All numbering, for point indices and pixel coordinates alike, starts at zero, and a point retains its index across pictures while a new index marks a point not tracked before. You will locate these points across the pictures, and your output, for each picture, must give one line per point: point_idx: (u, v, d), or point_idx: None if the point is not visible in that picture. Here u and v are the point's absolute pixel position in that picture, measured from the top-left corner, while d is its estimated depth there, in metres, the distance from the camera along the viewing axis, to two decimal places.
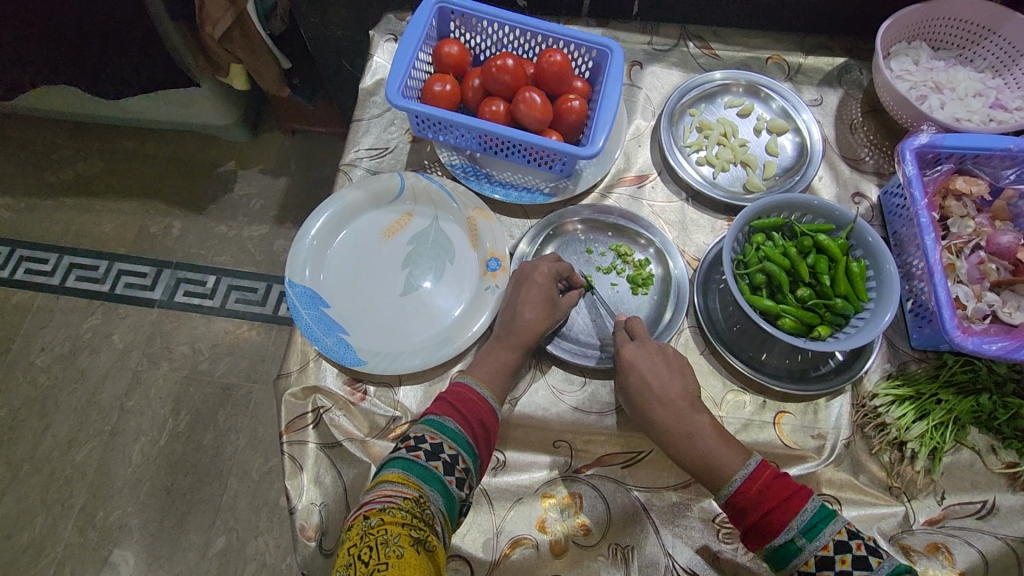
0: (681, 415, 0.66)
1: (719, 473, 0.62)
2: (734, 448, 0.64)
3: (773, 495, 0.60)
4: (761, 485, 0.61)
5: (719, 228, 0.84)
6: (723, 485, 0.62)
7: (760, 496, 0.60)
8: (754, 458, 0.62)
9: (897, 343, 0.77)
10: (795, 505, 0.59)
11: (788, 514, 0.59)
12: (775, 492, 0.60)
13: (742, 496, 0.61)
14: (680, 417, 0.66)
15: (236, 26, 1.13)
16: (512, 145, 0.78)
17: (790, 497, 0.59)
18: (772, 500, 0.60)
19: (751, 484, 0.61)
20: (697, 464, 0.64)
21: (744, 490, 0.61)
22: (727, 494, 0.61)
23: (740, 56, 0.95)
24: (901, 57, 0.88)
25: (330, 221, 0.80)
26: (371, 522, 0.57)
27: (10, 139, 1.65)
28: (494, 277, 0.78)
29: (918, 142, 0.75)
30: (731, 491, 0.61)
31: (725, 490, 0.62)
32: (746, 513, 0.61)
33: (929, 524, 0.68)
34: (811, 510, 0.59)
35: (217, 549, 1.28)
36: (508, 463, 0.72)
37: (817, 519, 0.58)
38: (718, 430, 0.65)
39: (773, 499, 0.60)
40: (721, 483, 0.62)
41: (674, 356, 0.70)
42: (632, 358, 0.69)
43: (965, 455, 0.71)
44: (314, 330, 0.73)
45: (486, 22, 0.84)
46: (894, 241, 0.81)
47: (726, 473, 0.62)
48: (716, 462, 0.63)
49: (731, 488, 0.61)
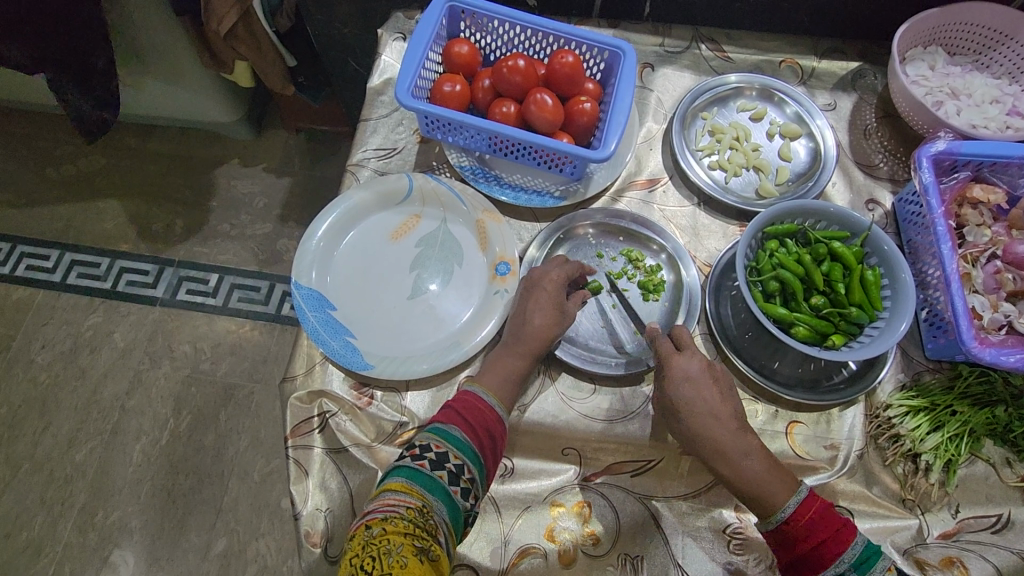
0: (735, 437, 0.64)
1: (772, 500, 0.61)
2: (784, 475, 0.63)
3: (826, 527, 0.60)
4: (815, 515, 0.60)
5: (731, 234, 0.83)
6: (774, 513, 0.61)
7: (812, 527, 0.60)
8: (804, 487, 0.62)
9: (911, 352, 0.76)
10: (846, 538, 0.59)
11: (840, 547, 0.59)
12: (828, 524, 0.60)
13: (795, 526, 0.60)
14: (736, 438, 0.64)
15: (241, 23, 1.12)
16: (523, 147, 0.77)
17: (841, 530, 0.60)
18: (824, 531, 0.60)
19: (805, 514, 0.60)
20: (754, 488, 0.62)
21: (797, 519, 0.60)
22: (779, 521, 0.61)
23: (752, 59, 0.94)
24: (917, 62, 0.87)
25: (337, 222, 0.79)
26: (373, 532, 0.56)
27: (12, 134, 1.64)
28: (503, 281, 0.77)
29: (935, 149, 0.74)
30: (784, 518, 0.60)
31: (777, 518, 0.61)
32: (797, 542, 0.60)
33: (944, 538, 0.67)
34: (860, 544, 0.59)
35: (218, 551, 1.27)
36: (516, 471, 0.71)
37: (868, 553, 0.59)
38: (766, 455, 0.64)
39: (826, 531, 0.60)
40: (772, 509, 0.61)
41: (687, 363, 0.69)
42: (684, 369, 0.67)
43: (980, 468, 0.70)
44: (321, 333, 0.72)
45: (496, 22, 0.83)
46: (908, 249, 0.80)
47: (778, 500, 0.61)
48: (768, 488, 0.62)
49: (781, 517, 0.61)
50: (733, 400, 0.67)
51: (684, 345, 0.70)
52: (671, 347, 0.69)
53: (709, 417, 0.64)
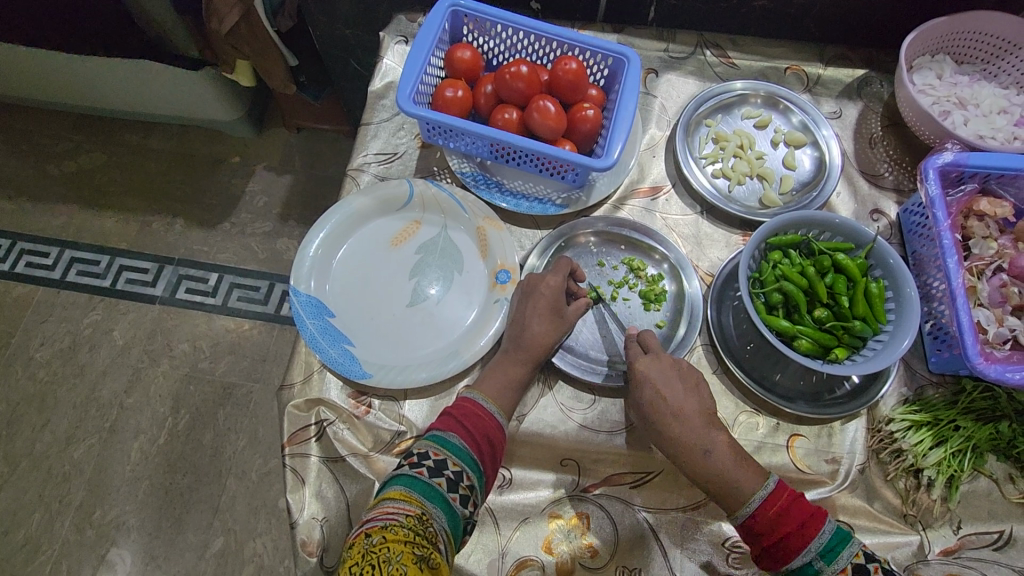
0: (698, 430, 0.64)
1: (737, 493, 0.61)
2: (750, 468, 0.62)
3: (791, 518, 0.59)
4: (779, 506, 0.59)
5: (733, 243, 0.82)
6: (740, 506, 0.60)
7: (780, 517, 0.59)
8: (773, 478, 0.61)
9: (914, 366, 0.75)
10: (812, 528, 0.58)
11: (806, 537, 0.58)
12: (794, 515, 0.59)
13: (760, 518, 0.59)
14: (698, 431, 0.64)
15: (243, 23, 1.11)
16: (524, 155, 0.76)
17: (807, 519, 0.58)
18: (790, 522, 0.59)
19: (769, 505, 0.59)
20: (717, 482, 0.62)
21: (762, 512, 0.59)
22: (745, 515, 0.60)
23: (758, 65, 0.93)
24: (924, 71, 0.86)
25: (337, 228, 0.79)
26: (373, 540, 0.55)
27: (12, 130, 1.63)
28: (503, 290, 0.76)
29: (942, 160, 0.73)
30: (749, 512, 0.60)
31: (742, 511, 0.60)
32: (763, 534, 0.59)
33: (945, 554, 0.66)
34: (828, 533, 0.58)
35: (214, 550, 1.26)
36: (514, 481, 0.70)
37: (835, 541, 0.58)
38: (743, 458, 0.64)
39: (792, 521, 0.58)
40: (739, 504, 0.61)
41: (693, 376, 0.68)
42: (646, 371, 0.67)
43: (982, 483, 0.69)
44: (319, 340, 0.72)
45: (500, 27, 0.82)
46: (913, 261, 0.79)
47: (744, 493, 0.61)
48: (734, 481, 0.61)
49: (750, 508, 0.60)
50: (698, 393, 0.67)
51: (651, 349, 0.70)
52: (638, 349, 0.70)
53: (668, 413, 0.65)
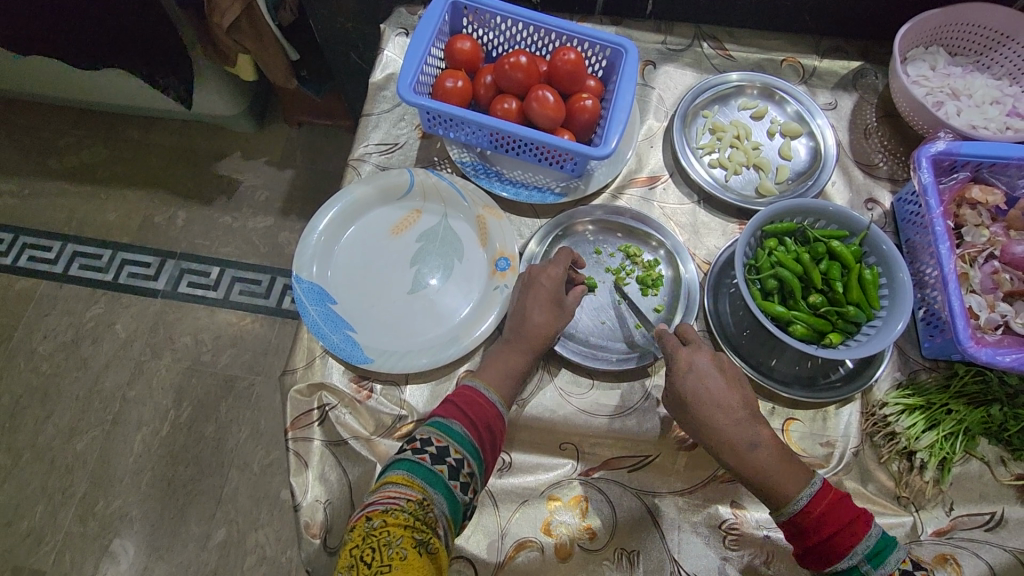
0: (743, 426, 0.65)
1: (781, 490, 0.62)
2: (795, 467, 0.63)
3: (837, 519, 0.60)
4: (825, 506, 0.61)
5: (730, 232, 0.83)
6: (785, 503, 0.62)
7: (826, 518, 0.60)
8: (819, 478, 0.63)
9: (907, 351, 0.76)
10: (858, 530, 0.59)
11: (852, 539, 0.59)
12: (840, 516, 0.60)
13: (806, 516, 0.60)
14: (741, 427, 0.64)
15: (244, 17, 1.12)
16: (524, 144, 0.77)
17: (854, 521, 0.60)
18: (836, 522, 0.60)
19: (816, 504, 0.61)
20: (760, 477, 0.62)
21: (807, 511, 0.61)
22: (790, 512, 0.61)
23: (754, 57, 0.94)
24: (918, 62, 0.87)
25: (339, 216, 0.80)
26: (374, 524, 0.57)
27: (14, 125, 1.64)
28: (502, 277, 0.77)
29: (935, 149, 0.74)
30: (795, 510, 0.61)
31: (788, 509, 0.61)
32: (809, 533, 0.61)
33: (937, 535, 0.67)
34: (874, 536, 0.59)
35: (217, 541, 1.27)
36: (514, 465, 0.71)
37: (882, 544, 0.59)
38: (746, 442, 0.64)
39: (838, 522, 0.60)
40: (783, 501, 0.62)
41: (693, 359, 0.69)
42: (690, 360, 0.67)
43: (974, 466, 0.70)
44: (322, 326, 0.73)
45: (499, 18, 0.83)
46: (906, 249, 0.80)
47: (789, 492, 0.61)
48: (769, 475, 0.62)
49: (797, 506, 0.61)
50: (740, 387, 0.67)
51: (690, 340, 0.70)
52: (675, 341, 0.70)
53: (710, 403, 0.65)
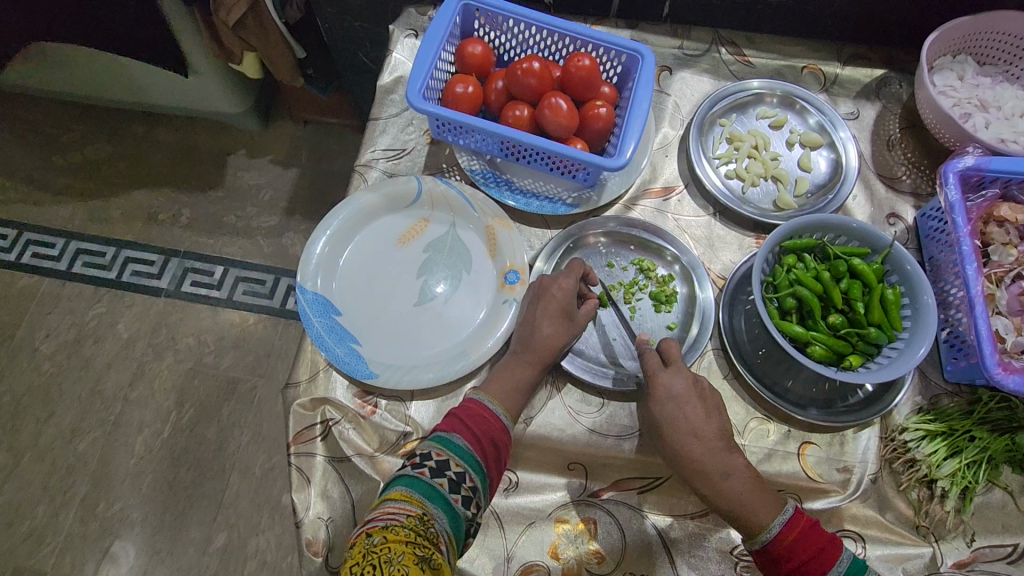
0: (730, 451, 0.63)
1: (756, 517, 0.60)
2: (766, 493, 0.62)
3: (808, 546, 0.59)
4: (798, 533, 0.59)
5: (746, 246, 0.80)
6: (760, 531, 0.60)
7: (798, 544, 0.59)
8: (789, 505, 0.61)
9: (929, 374, 0.74)
10: (830, 556, 0.59)
11: (825, 566, 0.58)
12: (812, 543, 0.59)
13: (778, 545, 0.59)
14: (716, 456, 0.63)
15: (250, 15, 1.09)
16: (536, 153, 0.75)
17: (826, 547, 0.59)
18: (809, 548, 0.59)
19: (789, 531, 0.59)
20: (738, 509, 0.61)
21: (780, 539, 0.59)
22: (763, 541, 0.60)
23: (773, 64, 0.91)
24: (945, 72, 0.84)
25: (344, 225, 0.78)
26: (374, 540, 0.55)
27: (18, 120, 1.62)
28: (512, 290, 0.75)
29: (963, 165, 0.71)
30: (769, 538, 0.59)
31: (762, 537, 0.60)
32: (780, 562, 0.59)
33: (958, 567, 0.65)
34: (844, 562, 0.59)
35: (218, 545, 1.27)
36: (521, 484, 0.70)
37: (852, 569, 0.58)
38: (753, 476, 0.63)
39: (811, 549, 0.59)
40: (759, 529, 0.60)
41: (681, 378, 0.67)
42: (669, 385, 0.66)
43: (996, 495, 0.68)
44: (325, 339, 0.71)
45: (512, 21, 0.80)
46: (929, 267, 0.78)
47: (764, 519, 0.60)
48: (750, 509, 0.60)
49: (769, 535, 0.59)
50: (719, 415, 0.66)
51: (671, 360, 0.68)
52: (652, 361, 0.68)
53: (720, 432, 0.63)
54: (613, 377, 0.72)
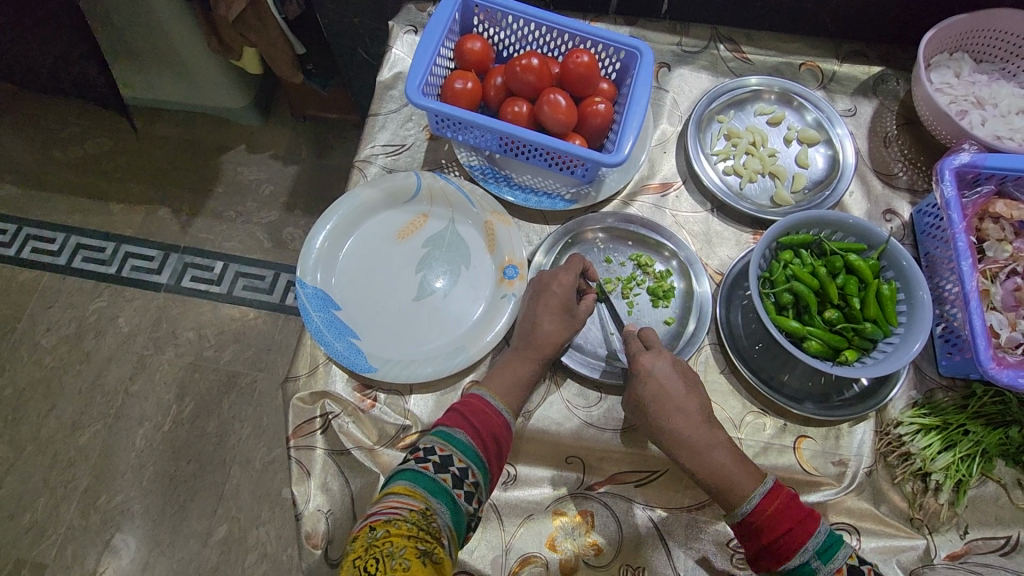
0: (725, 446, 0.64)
1: (738, 489, 0.61)
2: (750, 467, 0.63)
3: (789, 517, 0.59)
4: (777, 505, 0.60)
5: (744, 242, 0.81)
6: (740, 503, 0.60)
7: (777, 515, 0.59)
8: (770, 478, 0.62)
9: (924, 368, 0.74)
10: (809, 527, 0.58)
11: (804, 536, 0.58)
12: (792, 515, 0.59)
13: (759, 516, 0.59)
14: (714, 444, 0.63)
15: (250, 9, 1.09)
16: (534, 149, 0.75)
17: (804, 518, 0.59)
18: (788, 520, 0.59)
19: (768, 502, 0.60)
20: (718, 483, 0.62)
21: (761, 509, 0.59)
22: (744, 513, 0.60)
23: (771, 61, 0.92)
24: (942, 69, 0.84)
25: (344, 220, 0.78)
26: (377, 534, 0.55)
27: (18, 114, 1.63)
28: (510, 285, 0.76)
29: (958, 161, 0.72)
30: (749, 509, 0.60)
31: (742, 509, 0.60)
32: (761, 534, 0.59)
33: (951, 559, 0.66)
34: (823, 534, 0.59)
35: (218, 537, 1.27)
36: (519, 478, 0.70)
37: (831, 542, 0.58)
38: (736, 451, 0.64)
39: (789, 520, 0.59)
40: (739, 501, 0.61)
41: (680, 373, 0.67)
42: (672, 372, 0.67)
43: (990, 489, 0.69)
44: (325, 333, 0.71)
45: (512, 18, 0.81)
46: (925, 262, 0.78)
47: (744, 490, 0.61)
48: (745, 501, 0.61)
49: (749, 507, 0.60)
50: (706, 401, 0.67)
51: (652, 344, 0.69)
52: (649, 356, 0.68)
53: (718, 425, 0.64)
54: (615, 370, 0.73)
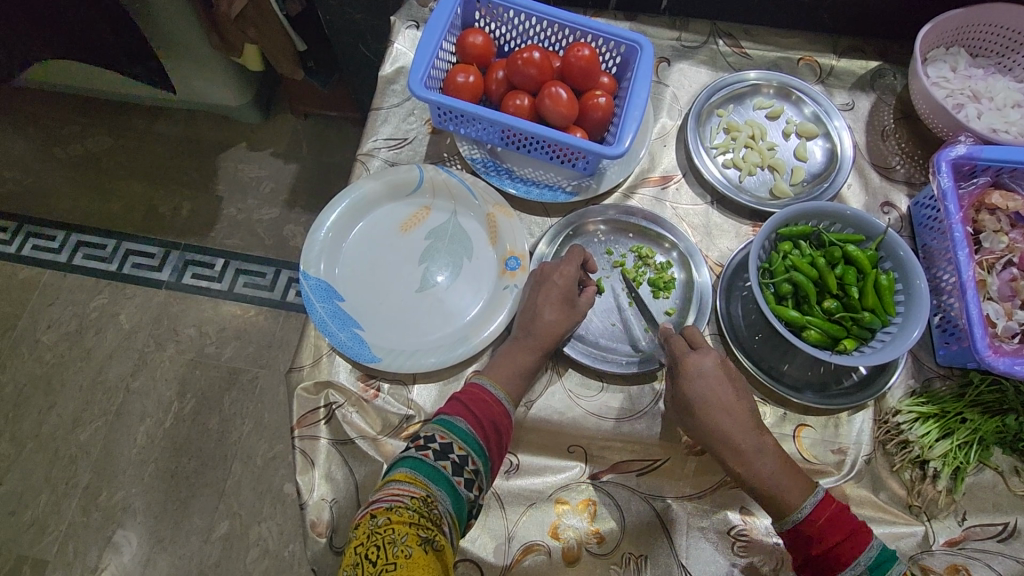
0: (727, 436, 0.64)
1: (786, 500, 0.61)
2: (798, 477, 0.63)
3: (840, 529, 0.60)
4: (829, 516, 0.60)
5: (743, 234, 0.82)
6: (790, 513, 0.61)
7: (829, 527, 0.60)
8: (821, 489, 0.62)
9: (922, 358, 0.75)
10: (861, 540, 0.59)
11: (856, 550, 0.59)
12: (844, 527, 0.60)
13: (811, 525, 0.60)
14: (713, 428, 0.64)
15: (251, 6, 1.10)
16: (536, 142, 0.75)
17: (856, 531, 0.60)
18: (840, 532, 0.60)
19: (820, 513, 0.60)
20: (762, 485, 0.62)
21: (813, 519, 0.60)
22: (794, 521, 0.61)
23: (770, 56, 0.93)
24: (938, 63, 0.85)
25: (347, 212, 0.79)
26: (378, 521, 0.56)
27: (18, 112, 1.63)
28: (512, 277, 0.76)
29: (955, 153, 0.73)
30: (799, 519, 0.60)
31: (792, 518, 0.61)
32: (812, 543, 0.60)
33: (949, 545, 0.66)
34: (876, 548, 0.59)
35: (220, 533, 1.27)
36: (521, 467, 0.71)
37: (883, 556, 0.59)
38: (783, 457, 0.64)
39: (841, 532, 0.59)
40: (788, 510, 0.61)
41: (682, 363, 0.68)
42: (682, 359, 0.67)
43: (987, 476, 0.69)
44: (329, 324, 0.72)
45: (513, 12, 0.82)
46: (922, 254, 0.79)
47: (794, 501, 0.61)
48: None
49: (799, 517, 0.60)
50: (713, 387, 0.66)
51: (698, 344, 0.69)
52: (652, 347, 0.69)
53: (720, 413, 0.64)
54: (617, 361, 0.74)
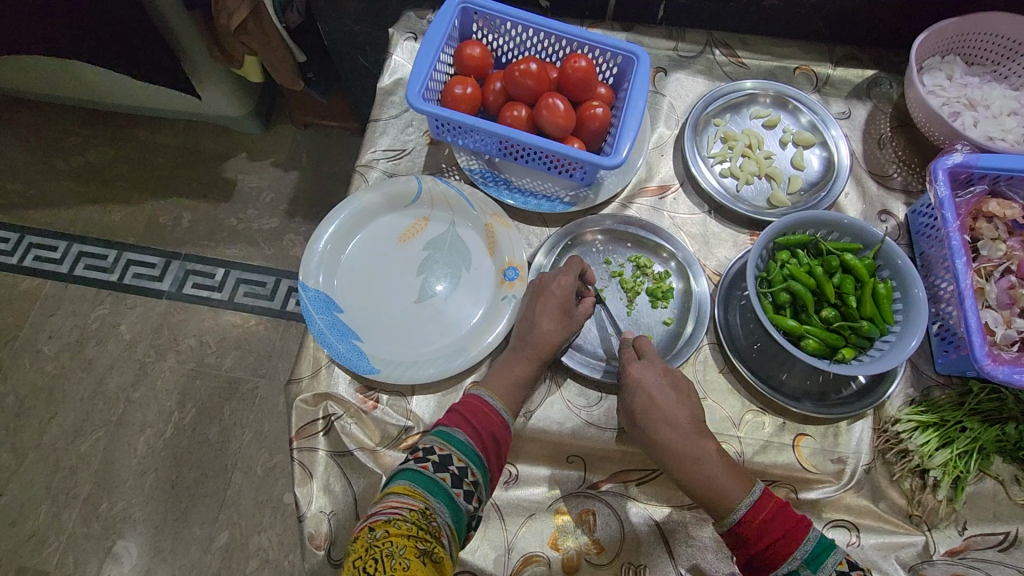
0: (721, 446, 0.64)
1: (727, 500, 0.61)
2: (740, 475, 0.63)
3: (777, 525, 0.59)
4: (765, 514, 0.60)
5: (741, 243, 0.82)
6: (727, 514, 0.61)
7: (765, 525, 0.59)
8: (758, 486, 0.62)
9: (921, 366, 0.75)
10: (797, 535, 0.59)
11: (791, 544, 0.58)
12: (781, 522, 0.59)
13: (747, 526, 0.59)
14: (709, 449, 0.63)
15: (251, 19, 1.11)
16: (533, 152, 0.76)
17: (792, 526, 0.59)
18: (776, 529, 0.59)
19: (756, 512, 0.60)
20: (710, 490, 0.62)
21: (749, 519, 0.60)
22: (732, 522, 0.60)
23: (767, 65, 0.93)
24: (934, 72, 0.86)
25: (346, 223, 0.79)
26: (377, 534, 0.56)
27: (20, 124, 1.64)
28: (511, 287, 0.77)
29: (952, 161, 0.73)
30: (737, 519, 0.60)
31: (730, 519, 0.60)
32: (750, 542, 0.60)
33: (950, 555, 0.66)
34: (811, 541, 0.59)
35: (220, 544, 1.27)
36: (521, 477, 0.71)
37: (820, 549, 0.58)
38: (725, 457, 0.64)
39: (777, 529, 0.59)
40: (727, 511, 0.61)
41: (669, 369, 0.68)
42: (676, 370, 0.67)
43: (988, 485, 0.69)
44: (328, 335, 0.72)
45: (510, 24, 0.82)
46: (920, 262, 0.79)
47: (733, 499, 0.61)
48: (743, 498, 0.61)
49: (737, 516, 0.60)
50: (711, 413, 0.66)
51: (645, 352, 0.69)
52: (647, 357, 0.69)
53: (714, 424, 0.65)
54: (617, 371, 0.73)
